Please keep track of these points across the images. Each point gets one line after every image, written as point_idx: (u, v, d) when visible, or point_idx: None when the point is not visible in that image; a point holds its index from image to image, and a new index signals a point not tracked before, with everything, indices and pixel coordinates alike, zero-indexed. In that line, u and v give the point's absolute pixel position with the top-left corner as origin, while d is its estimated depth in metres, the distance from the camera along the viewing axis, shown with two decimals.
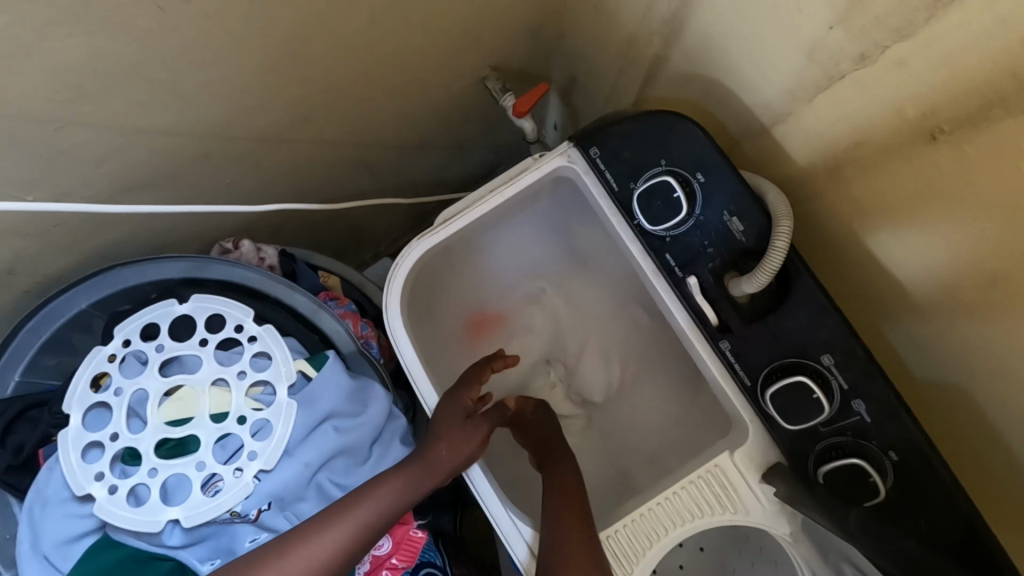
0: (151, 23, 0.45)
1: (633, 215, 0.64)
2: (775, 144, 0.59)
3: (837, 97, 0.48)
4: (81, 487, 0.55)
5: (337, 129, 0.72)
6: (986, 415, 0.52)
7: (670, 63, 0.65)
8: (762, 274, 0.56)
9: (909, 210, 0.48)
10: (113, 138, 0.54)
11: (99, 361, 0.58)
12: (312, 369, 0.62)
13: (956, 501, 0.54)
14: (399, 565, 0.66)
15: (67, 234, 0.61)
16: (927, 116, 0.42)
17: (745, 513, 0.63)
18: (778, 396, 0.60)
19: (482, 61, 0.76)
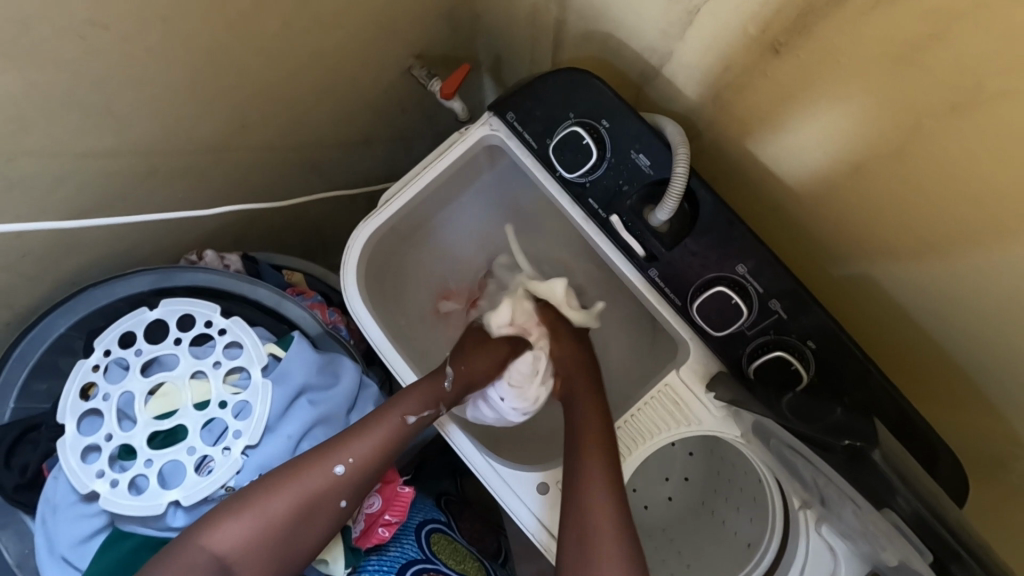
0: (77, 52, 0.50)
1: (554, 167, 0.70)
2: (670, 82, 0.64)
3: (701, 28, 0.53)
4: (85, 484, 0.60)
5: (278, 135, 0.78)
6: (894, 277, 0.59)
7: (570, 27, 0.70)
8: (670, 200, 0.63)
9: (782, 117, 0.54)
10: (64, 162, 0.59)
11: (84, 373, 0.63)
12: (281, 350, 0.68)
13: (870, 372, 0.62)
14: (392, 520, 0.73)
15: (36, 261, 0.66)
16: (767, 33, 0.48)
17: (697, 423, 0.69)
18: (705, 309, 0.66)
19: (404, 53, 0.81)
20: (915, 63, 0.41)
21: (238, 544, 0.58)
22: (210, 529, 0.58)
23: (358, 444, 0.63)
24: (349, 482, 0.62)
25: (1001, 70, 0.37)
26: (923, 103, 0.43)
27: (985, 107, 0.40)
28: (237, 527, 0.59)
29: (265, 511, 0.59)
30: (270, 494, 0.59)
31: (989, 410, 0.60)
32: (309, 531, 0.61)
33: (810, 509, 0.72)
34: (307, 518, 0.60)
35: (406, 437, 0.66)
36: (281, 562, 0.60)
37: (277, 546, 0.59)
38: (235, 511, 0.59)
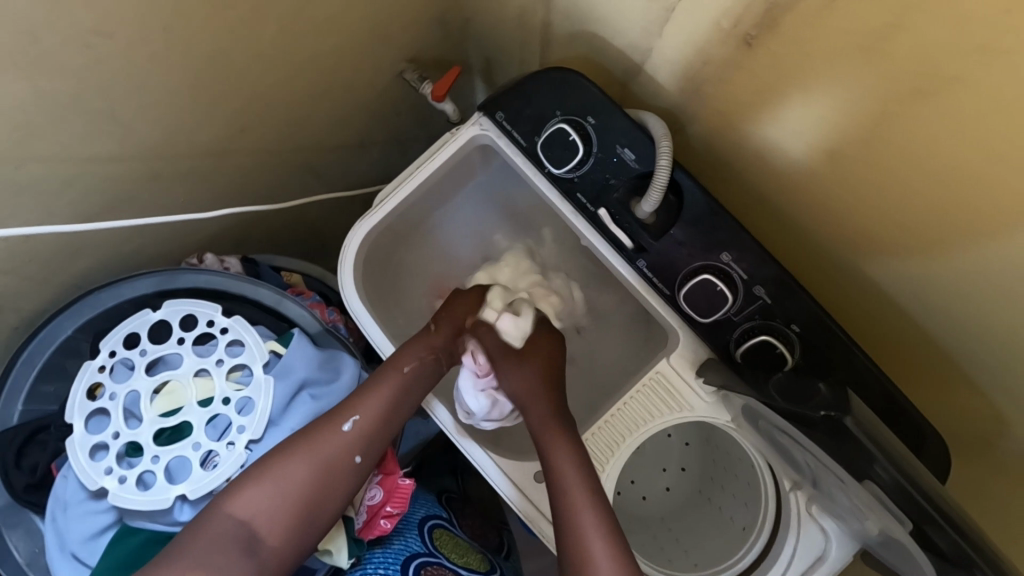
0: (82, 62, 0.52)
1: (542, 164, 0.72)
2: (653, 78, 0.67)
3: (680, 25, 0.56)
4: (94, 481, 0.62)
5: (275, 139, 0.80)
6: (874, 260, 0.61)
7: (556, 28, 0.73)
8: (656, 192, 0.65)
9: (761, 107, 0.57)
10: (69, 169, 0.61)
11: (91, 373, 0.65)
12: (282, 347, 0.70)
13: (854, 354, 0.64)
14: (394, 512, 0.74)
15: (43, 266, 0.68)
16: (742, 27, 0.50)
17: (690, 409, 0.71)
18: (692, 297, 0.69)
19: (397, 57, 0.83)
20: (879, 52, 0.43)
21: (261, 508, 0.61)
22: (232, 497, 0.61)
23: (362, 403, 0.66)
24: (359, 438, 0.65)
25: (957, 57, 0.39)
26: (889, 90, 0.45)
27: (944, 92, 0.42)
28: (259, 494, 0.61)
29: (284, 474, 0.62)
30: (287, 460, 0.62)
31: (970, 388, 0.62)
32: (329, 488, 0.64)
33: (800, 490, 0.73)
34: (325, 476, 0.63)
35: (408, 389, 0.68)
36: (305, 522, 0.63)
37: (300, 507, 0.62)
38: (255, 478, 0.62)
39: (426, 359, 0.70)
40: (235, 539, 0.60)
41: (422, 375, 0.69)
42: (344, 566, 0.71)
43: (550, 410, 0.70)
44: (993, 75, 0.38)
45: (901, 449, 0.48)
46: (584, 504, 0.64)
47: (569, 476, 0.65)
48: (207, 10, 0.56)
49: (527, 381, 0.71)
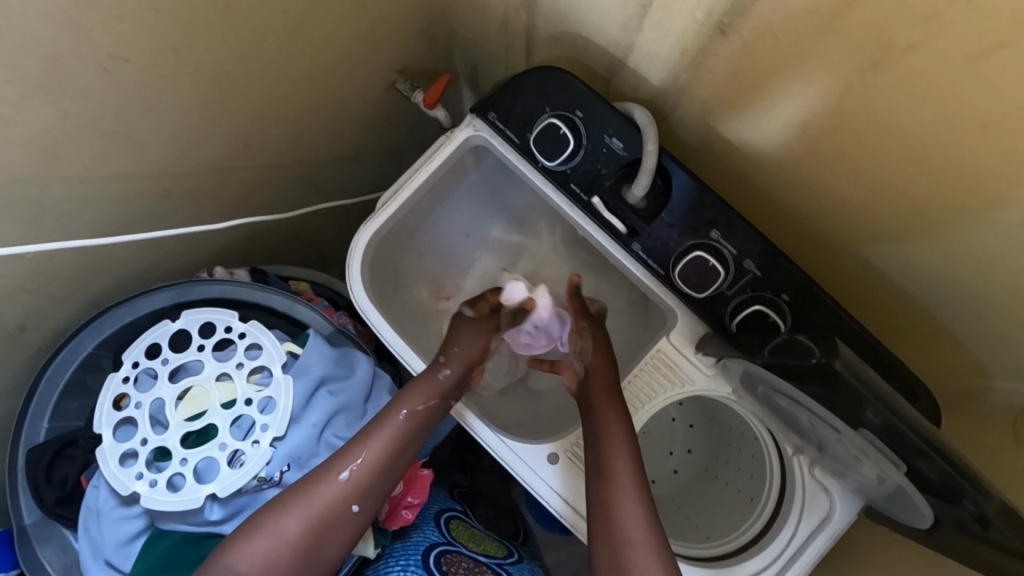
0: (100, 84, 0.55)
1: (536, 158, 0.75)
2: (635, 71, 0.71)
3: (657, 20, 0.60)
4: (126, 486, 0.65)
5: (277, 152, 0.83)
6: (852, 226, 0.65)
7: (539, 31, 0.76)
8: (645, 176, 0.69)
9: (739, 91, 0.61)
10: (90, 188, 0.63)
11: (116, 385, 0.68)
12: (298, 348, 0.73)
13: (841, 317, 0.68)
14: (414, 502, 0.78)
15: (63, 285, 0.71)
16: (713, 16, 0.54)
17: (690, 383, 0.75)
18: (686, 274, 0.73)
19: (388, 69, 0.87)
20: (839, 29, 0.47)
21: (259, 562, 0.62)
22: (227, 552, 0.62)
23: (364, 449, 0.67)
24: (357, 487, 0.66)
25: (908, 30, 0.43)
26: (853, 64, 0.49)
27: (901, 62, 0.46)
28: (259, 547, 0.62)
29: (283, 527, 0.63)
30: (283, 513, 0.63)
31: (953, 341, 0.66)
32: (328, 538, 0.65)
33: (803, 454, 0.76)
34: (325, 528, 0.64)
35: (413, 430, 0.71)
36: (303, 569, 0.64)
37: (300, 559, 0.63)
38: (249, 532, 0.63)
39: (437, 403, 0.73)
40: None
41: (421, 421, 0.71)
42: (370, 555, 0.74)
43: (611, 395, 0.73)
44: (943, 43, 0.42)
45: (887, 390, 0.53)
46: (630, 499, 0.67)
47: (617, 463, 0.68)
48: (213, 30, 0.59)
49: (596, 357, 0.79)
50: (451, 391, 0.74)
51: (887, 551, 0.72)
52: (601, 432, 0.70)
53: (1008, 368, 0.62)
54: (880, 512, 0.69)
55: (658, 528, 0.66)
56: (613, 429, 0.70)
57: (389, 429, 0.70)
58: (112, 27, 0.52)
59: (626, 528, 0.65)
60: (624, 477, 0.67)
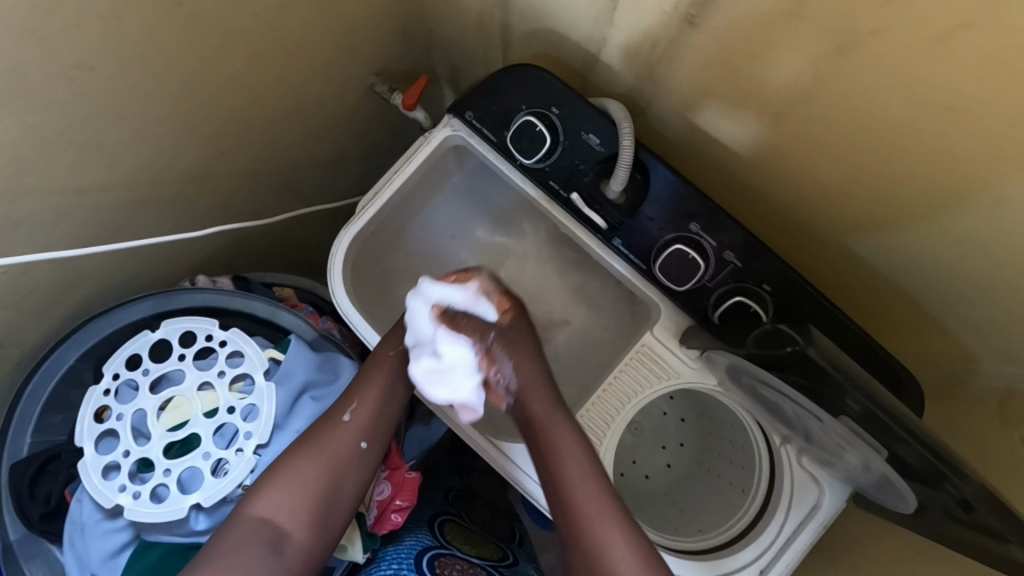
0: (66, 94, 0.55)
1: (514, 156, 0.75)
2: (609, 65, 0.71)
3: (626, 13, 0.59)
4: (109, 499, 0.64)
5: (255, 158, 0.83)
6: (829, 214, 0.65)
7: (514, 29, 0.76)
8: (622, 171, 0.69)
9: (711, 82, 0.61)
10: (62, 199, 0.63)
11: (97, 398, 0.68)
12: (280, 354, 0.73)
13: (823, 305, 0.68)
14: (403, 505, 0.77)
15: (41, 299, 0.70)
16: (681, 7, 0.54)
17: (676, 376, 0.75)
18: (667, 268, 0.72)
19: (366, 72, 0.87)
20: (803, 16, 0.47)
21: (281, 512, 0.63)
22: (251, 500, 0.63)
23: (357, 394, 0.68)
24: (362, 426, 0.68)
25: (870, 14, 0.43)
26: (817, 51, 0.49)
27: (865, 48, 0.46)
28: (278, 499, 0.63)
29: (297, 474, 0.64)
30: (299, 457, 0.64)
31: (934, 325, 0.66)
32: (347, 479, 0.66)
33: (790, 444, 0.76)
34: (339, 467, 0.65)
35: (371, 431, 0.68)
36: (327, 512, 0.64)
37: (317, 508, 0.64)
38: (267, 480, 0.64)
39: (405, 347, 0.72)
40: (262, 538, 0.61)
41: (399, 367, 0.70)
42: (360, 560, 0.74)
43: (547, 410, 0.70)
44: (903, 25, 0.42)
45: (865, 377, 0.53)
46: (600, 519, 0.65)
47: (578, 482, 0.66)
48: (181, 37, 0.59)
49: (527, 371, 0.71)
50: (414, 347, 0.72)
51: (878, 538, 0.72)
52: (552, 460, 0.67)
53: (989, 349, 0.62)
54: (868, 500, 0.69)
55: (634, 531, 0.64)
56: (567, 454, 0.67)
57: (373, 377, 0.70)
58: (76, 35, 0.51)
59: (596, 527, 0.64)
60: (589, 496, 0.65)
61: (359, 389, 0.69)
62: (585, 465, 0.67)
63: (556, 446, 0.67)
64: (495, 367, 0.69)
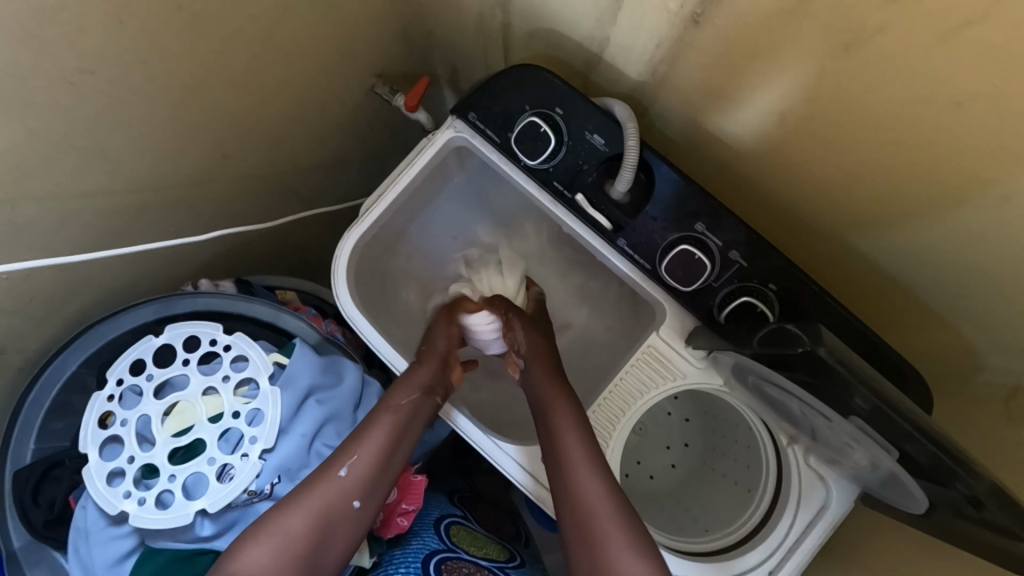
0: (67, 98, 0.54)
1: (517, 157, 0.75)
2: (611, 65, 0.70)
3: (629, 12, 0.59)
4: (114, 506, 0.64)
5: (257, 161, 0.82)
6: (834, 213, 0.65)
7: (514, 29, 0.76)
8: (627, 171, 0.69)
9: (714, 80, 0.60)
10: (65, 205, 0.62)
11: (101, 403, 0.67)
12: (285, 358, 0.73)
13: (828, 304, 0.68)
14: (409, 508, 0.78)
15: (43, 305, 0.70)
16: (684, 6, 0.54)
17: (682, 376, 0.75)
18: (673, 267, 0.72)
19: (366, 74, 0.87)
20: (809, 15, 0.47)
21: (262, 564, 0.60)
22: (230, 558, 0.60)
23: (360, 445, 0.67)
24: (358, 482, 0.66)
25: (875, 10, 0.43)
26: (823, 50, 0.49)
27: (872, 45, 0.46)
28: (261, 550, 0.60)
29: (286, 530, 0.62)
30: (289, 514, 0.62)
31: (941, 323, 0.66)
32: (336, 536, 0.64)
33: (797, 444, 0.76)
34: (328, 524, 0.63)
35: (370, 482, 0.67)
36: (308, 572, 0.61)
37: (302, 562, 0.61)
38: (252, 539, 0.61)
39: (421, 397, 0.72)
40: None
41: (415, 415, 0.72)
42: (366, 564, 0.74)
43: (557, 382, 0.74)
44: (911, 22, 0.42)
45: (875, 374, 0.52)
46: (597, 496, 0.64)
47: (575, 456, 0.67)
48: (182, 40, 0.59)
49: (535, 343, 0.79)
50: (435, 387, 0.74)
51: (885, 537, 0.71)
52: (553, 431, 0.68)
53: (995, 346, 0.62)
54: (876, 498, 0.68)
55: (632, 517, 0.63)
56: (566, 427, 0.69)
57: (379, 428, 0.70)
58: (76, 39, 0.51)
59: (589, 501, 0.64)
60: (585, 474, 0.65)
61: (365, 440, 0.68)
62: (577, 427, 0.69)
63: (558, 418, 0.70)
64: (512, 332, 0.81)
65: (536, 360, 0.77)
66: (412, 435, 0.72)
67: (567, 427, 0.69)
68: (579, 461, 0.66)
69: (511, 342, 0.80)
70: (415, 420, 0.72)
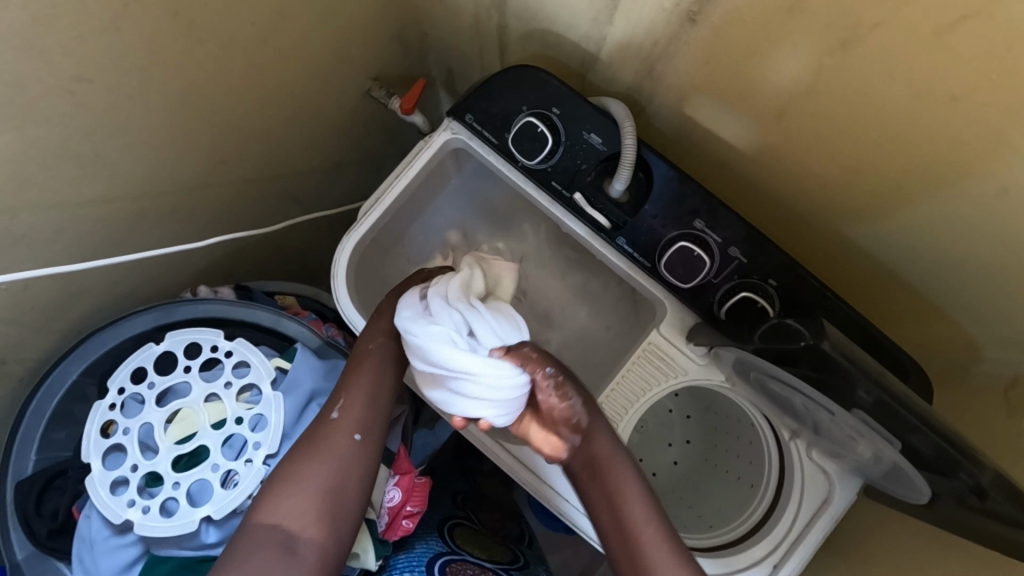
0: (65, 107, 0.54)
1: (515, 158, 0.75)
2: (608, 63, 0.71)
3: (625, 11, 0.59)
4: (118, 515, 0.64)
5: (254, 167, 0.82)
6: (832, 208, 0.65)
7: (510, 30, 0.76)
8: (625, 170, 0.70)
9: (711, 78, 0.61)
10: (63, 214, 0.62)
11: (102, 412, 0.67)
12: (287, 363, 0.73)
13: (828, 299, 0.68)
14: (414, 510, 0.77)
15: (43, 314, 0.69)
16: (680, 5, 0.54)
17: (683, 373, 0.75)
18: (673, 264, 0.72)
19: (362, 77, 0.87)
20: (805, 11, 0.47)
21: (286, 513, 0.62)
22: (257, 512, 0.62)
23: (342, 388, 0.68)
24: (351, 418, 0.67)
25: (870, 6, 0.44)
26: (818, 46, 0.49)
27: (867, 40, 0.46)
28: (286, 504, 0.62)
29: (299, 477, 0.63)
30: (294, 464, 0.64)
31: (940, 315, 0.66)
32: (349, 471, 0.65)
33: (800, 438, 0.76)
34: (337, 461, 0.65)
35: (363, 416, 0.68)
36: (332, 507, 0.63)
37: (324, 501, 0.63)
38: (271, 490, 0.63)
39: (386, 340, 0.71)
40: (272, 544, 0.60)
41: (383, 359, 0.70)
42: (372, 567, 0.72)
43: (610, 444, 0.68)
44: (906, 17, 0.43)
45: (878, 367, 0.53)
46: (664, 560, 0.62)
47: (640, 521, 0.64)
48: (179, 47, 0.59)
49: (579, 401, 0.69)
50: (399, 331, 0.72)
51: (890, 530, 0.72)
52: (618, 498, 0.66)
53: (994, 337, 0.63)
54: (878, 490, 0.69)
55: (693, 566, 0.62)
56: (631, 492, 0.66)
57: (356, 370, 0.69)
58: (73, 49, 0.51)
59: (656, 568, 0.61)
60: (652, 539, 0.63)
61: (347, 385, 0.69)
62: (638, 488, 0.67)
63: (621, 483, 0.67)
64: (565, 399, 0.66)
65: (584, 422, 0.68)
66: (393, 370, 0.71)
67: (628, 489, 0.67)
68: (643, 525, 0.64)
69: (561, 413, 0.66)
70: (391, 361, 0.71)
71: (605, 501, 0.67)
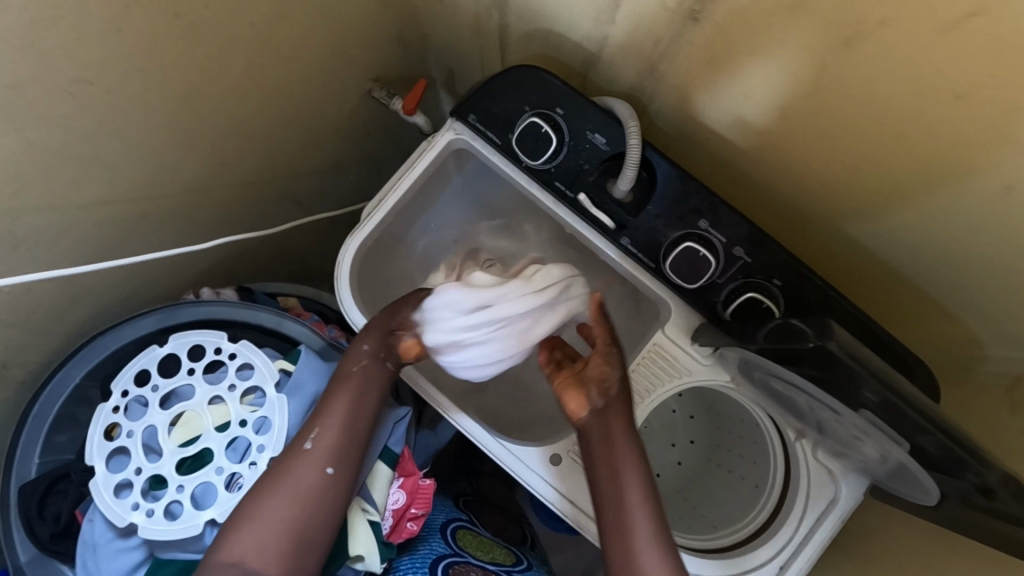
0: (65, 108, 0.54)
1: (518, 158, 0.75)
2: (610, 63, 0.70)
3: (627, 10, 0.59)
4: (122, 518, 0.64)
5: (255, 168, 0.82)
6: (835, 206, 0.65)
7: (512, 30, 0.76)
8: (629, 170, 0.69)
9: (713, 76, 0.60)
10: (65, 216, 0.62)
11: (106, 415, 0.67)
12: (291, 365, 0.73)
13: (833, 298, 0.68)
14: (418, 513, 0.77)
15: (44, 316, 0.69)
16: (683, 3, 0.54)
17: (687, 373, 0.75)
18: (677, 264, 0.72)
19: (363, 78, 0.87)
20: (809, 10, 0.47)
21: (248, 549, 0.61)
22: (219, 546, 0.61)
23: (319, 416, 0.67)
24: (326, 449, 0.66)
25: (875, 4, 0.43)
26: (823, 44, 0.49)
27: (872, 38, 0.46)
28: (248, 539, 0.61)
29: (266, 511, 0.62)
30: (262, 496, 0.63)
31: (944, 313, 0.66)
32: (317, 506, 0.64)
33: (805, 439, 0.76)
34: (307, 495, 0.64)
35: (338, 449, 0.66)
36: (297, 544, 0.62)
37: (288, 537, 0.62)
38: (238, 525, 0.62)
39: (370, 363, 0.70)
40: None
41: (367, 381, 0.70)
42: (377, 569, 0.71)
43: (624, 421, 0.70)
44: (911, 14, 0.42)
45: (885, 367, 0.52)
46: (646, 544, 0.64)
47: (632, 499, 0.66)
48: (179, 48, 0.59)
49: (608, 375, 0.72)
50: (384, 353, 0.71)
51: (895, 530, 0.71)
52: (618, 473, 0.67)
53: (999, 336, 0.62)
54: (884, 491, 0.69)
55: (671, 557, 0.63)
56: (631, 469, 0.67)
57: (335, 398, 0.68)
58: (73, 49, 0.51)
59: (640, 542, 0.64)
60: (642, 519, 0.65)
61: (323, 412, 0.68)
62: (639, 469, 0.68)
63: (626, 461, 0.68)
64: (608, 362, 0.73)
65: (609, 394, 0.71)
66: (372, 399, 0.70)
67: (629, 466, 0.68)
68: (636, 505, 0.66)
69: (597, 371, 0.72)
70: (371, 389, 0.69)
71: (607, 469, 0.68)
